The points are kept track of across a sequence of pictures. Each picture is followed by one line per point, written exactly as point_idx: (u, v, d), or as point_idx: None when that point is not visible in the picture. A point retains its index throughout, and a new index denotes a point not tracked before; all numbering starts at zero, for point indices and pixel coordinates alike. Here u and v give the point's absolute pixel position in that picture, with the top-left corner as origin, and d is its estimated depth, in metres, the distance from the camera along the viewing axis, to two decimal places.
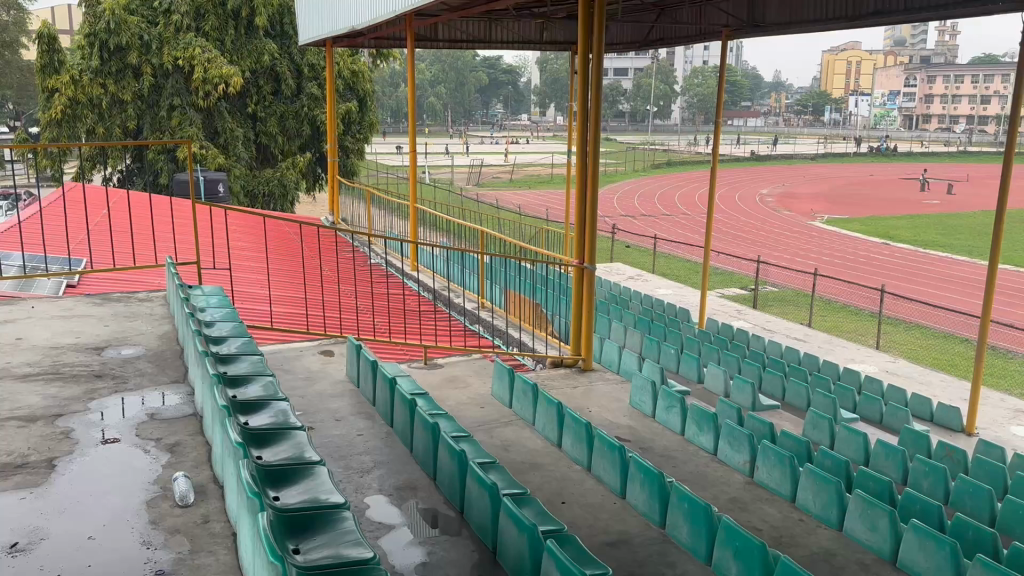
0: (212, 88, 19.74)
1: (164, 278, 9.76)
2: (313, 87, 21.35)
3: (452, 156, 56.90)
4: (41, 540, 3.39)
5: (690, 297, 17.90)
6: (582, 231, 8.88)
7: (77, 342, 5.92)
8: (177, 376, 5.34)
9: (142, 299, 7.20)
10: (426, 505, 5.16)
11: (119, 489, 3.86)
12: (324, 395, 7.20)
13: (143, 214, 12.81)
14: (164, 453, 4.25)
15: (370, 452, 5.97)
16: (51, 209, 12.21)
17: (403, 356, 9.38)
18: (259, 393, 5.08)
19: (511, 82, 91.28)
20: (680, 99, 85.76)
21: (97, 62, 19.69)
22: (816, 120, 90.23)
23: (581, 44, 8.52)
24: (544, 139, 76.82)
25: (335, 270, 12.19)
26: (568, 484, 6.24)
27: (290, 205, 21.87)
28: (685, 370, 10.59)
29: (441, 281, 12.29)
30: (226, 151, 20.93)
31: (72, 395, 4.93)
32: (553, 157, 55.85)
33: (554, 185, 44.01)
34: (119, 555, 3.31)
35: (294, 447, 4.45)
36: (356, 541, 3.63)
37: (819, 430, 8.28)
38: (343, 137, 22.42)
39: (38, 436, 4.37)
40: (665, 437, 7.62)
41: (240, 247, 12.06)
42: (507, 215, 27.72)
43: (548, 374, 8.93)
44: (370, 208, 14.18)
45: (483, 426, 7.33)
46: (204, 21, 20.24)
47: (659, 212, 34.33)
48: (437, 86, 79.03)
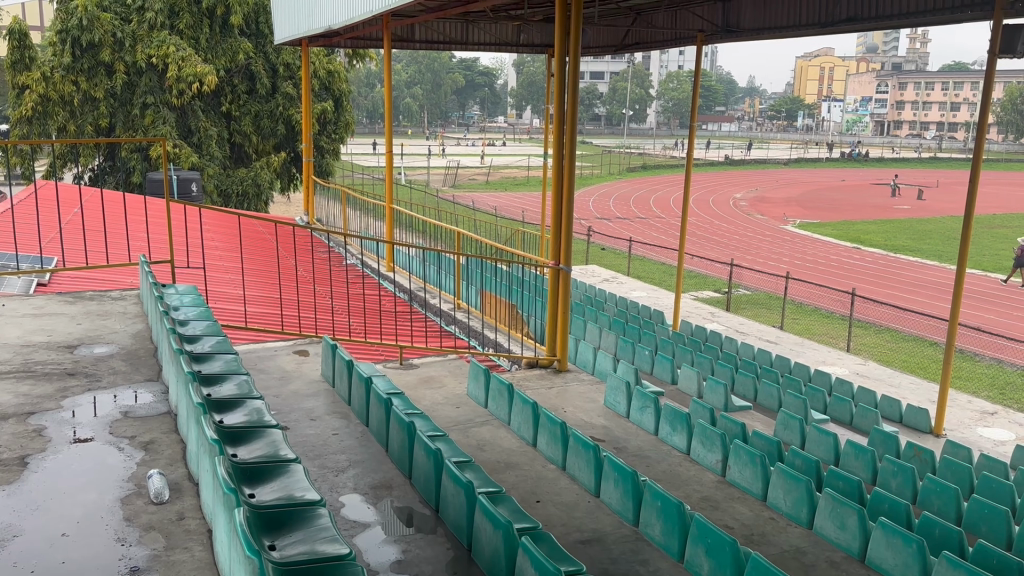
0: (186, 87, 19.56)
1: (136, 278, 9.67)
2: (288, 86, 21.28)
3: (428, 158, 56.91)
4: (14, 536, 3.38)
5: (664, 299, 18.07)
6: (558, 232, 8.90)
7: (49, 340, 5.87)
8: (151, 375, 5.31)
9: (115, 298, 7.14)
10: (402, 504, 5.19)
11: (93, 486, 3.84)
12: (299, 395, 7.18)
13: (117, 214, 12.69)
14: (139, 451, 4.24)
15: (345, 451, 5.98)
16: (22, 206, 12.06)
17: (379, 356, 9.36)
18: (233, 391, 5.07)
19: (487, 84, 91.56)
20: (656, 103, 86.35)
21: (69, 59, 19.45)
22: (788, 125, 91.35)
23: (557, 47, 8.56)
24: (520, 141, 76.99)
25: (310, 269, 12.15)
26: (543, 483, 6.28)
27: (264, 205, 21.76)
28: (659, 372, 10.68)
29: (418, 283, 12.33)
30: (200, 151, 20.74)
31: (44, 394, 4.89)
32: (529, 159, 56.04)
33: (529, 187, 44.23)
34: (92, 552, 3.30)
35: (269, 444, 4.46)
36: (332, 537, 3.64)
37: (790, 431, 8.41)
38: (319, 137, 22.33)
39: (9, 434, 4.34)
40: (639, 437, 7.69)
41: (214, 247, 11.96)
42: (484, 217, 27.76)
43: (524, 374, 8.96)
44: (345, 208, 14.18)
45: (458, 425, 7.35)
46: (179, 19, 20.12)
47: (635, 216, 34.55)
48: (414, 87, 79.07)
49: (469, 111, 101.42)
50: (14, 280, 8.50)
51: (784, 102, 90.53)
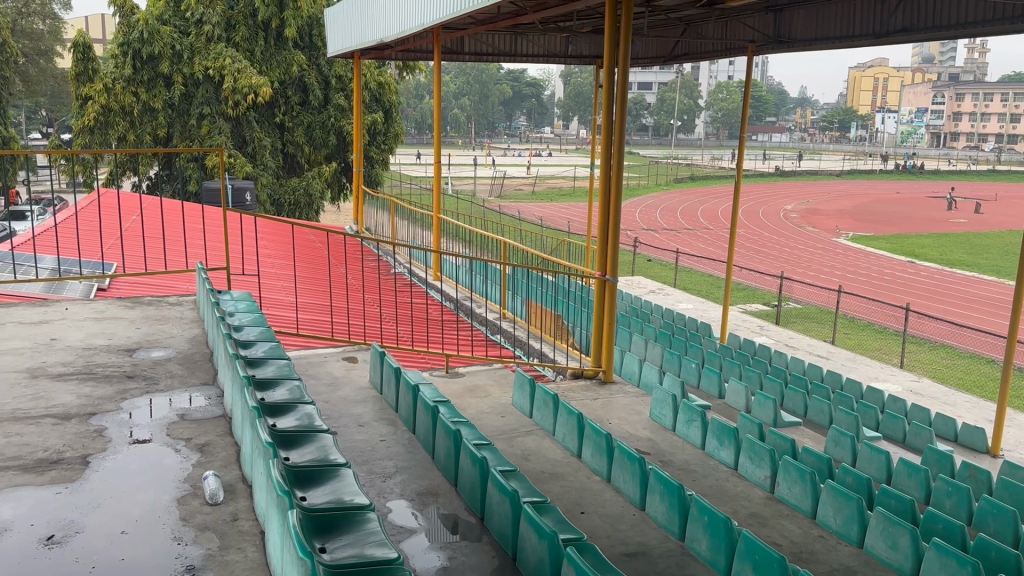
0: (241, 98, 20.00)
1: (192, 284, 9.90)
2: (340, 98, 21.71)
3: (475, 168, 57.23)
4: (76, 533, 3.50)
5: (712, 312, 17.94)
6: (605, 244, 8.88)
7: (110, 343, 6.06)
8: (207, 378, 5.45)
9: (173, 303, 7.33)
10: (447, 511, 5.24)
11: (151, 486, 3.96)
12: (348, 401, 7.28)
13: (174, 222, 13.03)
14: (195, 452, 4.35)
15: (392, 457, 6.06)
16: (85, 213, 12.45)
17: (425, 364, 9.46)
18: (285, 396, 5.18)
19: (534, 94, 92.18)
20: (705, 114, 85.69)
21: (130, 70, 20.04)
22: (840, 136, 89.84)
23: (606, 58, 8.55)
24: (567, 152, 76.96)
25: (359, 278, 12.33)
26: (587, 494, 6.27)
27: (315, 214, 22.12)
28: (706, 386, 10.58)
29: (464, 292, 12.48)
30: (254, 160, 21.19)
31: (105, 395, 5.05)
32: (576, 170, 56.13)
33: (576, 198, 44.24)
34: (150, 550, 3.40)
35: (320, 448, 4.54)
36: (380, 541, 3.67)
37: (841, 447, 8.28)
38: (368, 148, 22.69)
39: (72, 434, 4.49)
40: (685, 451, 7.64)
41: (267, 255, 12.21)
42: (530, 227, 27.84)
43: (568, 385, 8.94)
44: (394, 217, 14.45)
45: (503, 434, 7.39)
46: (235, 32, 20.62)
47: (682, 227, 34.31)
48: (461, 98, 79.98)
49: (517, 122, 101.91)
50: (75, 285, 8.77)
51: (837, 112, 89.21)
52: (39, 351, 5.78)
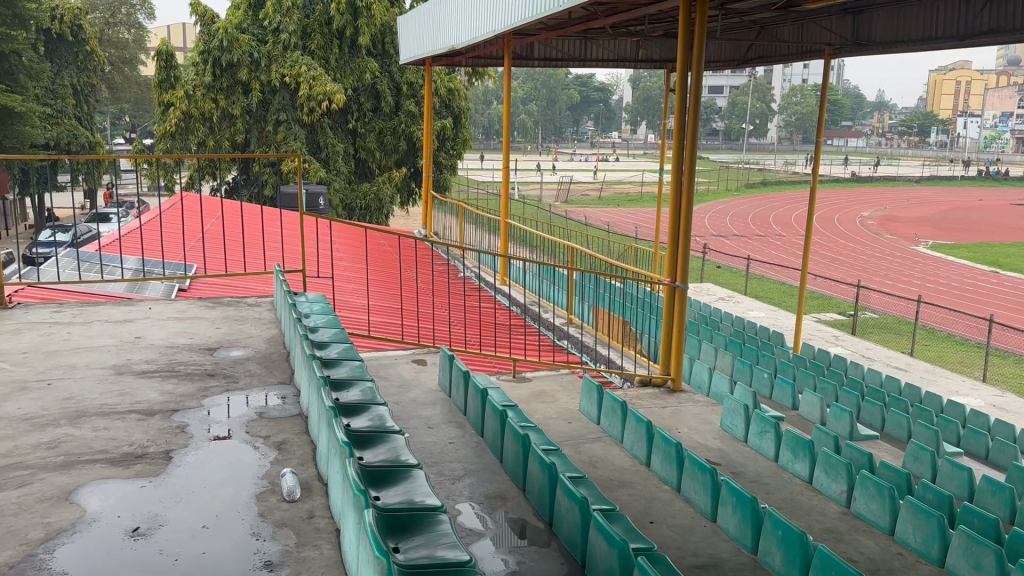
0: (316, 105, 20.44)
1: (267, 286, 10.14)
2: (410, 104, 22.08)
3: (542, 173, 57.35)
4: (160, 526, 3.61)
5: (784, 321, 17.58)
6: (675, 250, 8.76)
7: (191, 342, 6.26)
8: (284, 378, 5.58)
9: (252, 304, 7.53)
10: (516, 515, 5.24)
11: (231, 481, 4.07)
12: (417, 403, 7.37)
13: (252, 226, 13.42)
14: (272, 450, 4.46)
15: (461, 460, 6.10)
16: (169, 216, 12.92)
17: (492, 368, 9.47)
18: (358, 396, 5.27)
19: (602, 99, 91.98)
20: (777, 119, 84.04)
21: (210, 78, 20.70)
22: (919, 141, 87.05)
23: (679, 63, 8.48)
24: (634, 157, 76.46)
25: (429, 282, 12.45)
26: (657, 504, 6.21)
27: (385, 219, 22.46)
28: (779, 397, 10.36)
29: (532, 297, 12.51)
30: (327, 166, 21.64)
31: (187, 392, 5.22)
32: (644, 175, 55.71)
33: (644, 204, 43.91)
34: (231, 545, 3.49)
35: (391, 449, 4.59)
36: (452, 543, 3.66)
37: (920, 463, 8.02)
38: (437, 153, 22.96)
39: (156, 429, 4.65)
40: (757, 463, 7.48)
41: (340, 259, 12.44)
42: (597, 233, 27.73)
43: (636, 392, 8.84)
44: (462, 222, 14.61)
45: (571, 441, 7.36)
46: (310, 40, 21.12)
47: (754, 234, 33.71)
48: (529, 104, 80.34)
49: (585, 127, 101.72)
50: (157, 285, 9.06)
51: (916, 117, 86.47)
52: (124, 349, 6.00)
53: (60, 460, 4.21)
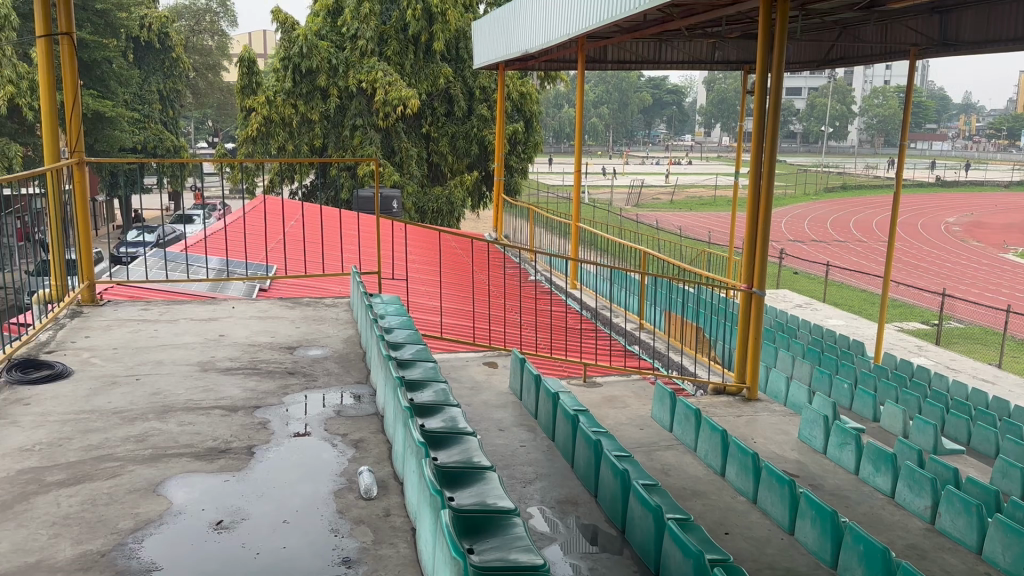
0: (391, 109, 20.74)
1: (342, 287, 10.36)
2: (483, 108, 22.30)
3: (612, 177, 57.06)
4: (242, 519, 3.71)
5: (864, 329, 17.07)
6: (751, 255, 8.59)
7: (272, 340, 6.42)
8: (360, 378, 5.68)
9: (329, 304, 7.70)
10: (588, 521, 5.22)
11: (310, 478, 4.15)
12: (489, 405, 7.41)
13: (329, 228, 13.76)
14: (350, 448, 4.54)
15: (533, 463, 6.10)
16: (251, 218, 13.37)
17: (563, 372, 9.45)
18: (431, 397, 5.33)
19: (675, 102, 90.95)
20: (858, 121, 81.71)
21: (290, 84, 21.25)
22: (1009, 144, 83.46)
23: (759, 64, 8.36)
24: (708, 160, 75.36)
25: (500, 284, 12.50)
26: (731, 515, 6.10)
27: (457, 222, 22.70)
28: (859, 407, 10.06)
29: (603, 302, 12.45)
30: (401, 169, 21.98)
31: (268, 389, 5.36)
32: (717, 179, 54.89)
33: (717, 208, 43.21)
34: (310, 540, 3.56)
35: (464, 451, 4.61)
36: (526, 546, 3.61)
37: (1008, 479, 7.67)
38: (509, 157, 23.04)
39: (239, 425, 4.78)
40: (837, 476, 7.28)
41: (413, 261, 12.63)
42: (669, 237, 27.43)
43: (710, 400, 8.71)
44: (533, 225, 14.66)
45: (642, 448, 7.30)
46: (386, 46, 21.48)
47: (831, 239, 32.85)
48: (600, 107, 79.98)
49: (657, 129, 100.81)
50: (239, 284, 9.34)
51: (1006, 120, 82.95)
52: (209, 346, 6.19)
53: (148, 453, 4.36)
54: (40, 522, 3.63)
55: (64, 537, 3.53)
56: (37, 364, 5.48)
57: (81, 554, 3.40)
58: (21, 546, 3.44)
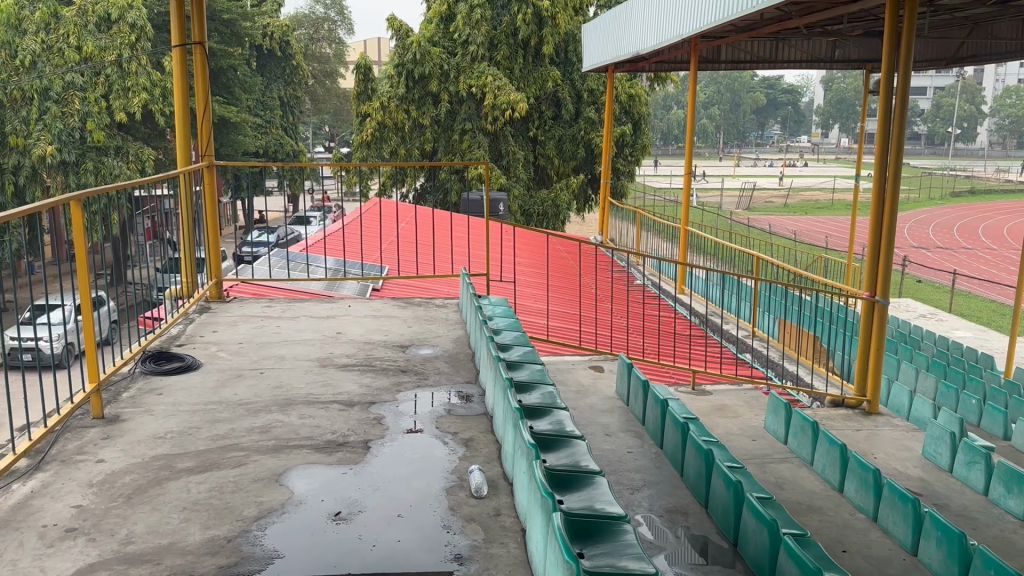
0: (500, 113, 20.97)
1: (450, 289, 10.55)
2: (591, 111, 22.26)
3: (723, 181, 55.77)
4: (359, 512, 3.82)
5: (994, 342, 16.11)
6: (874, 262, 8.23)
7: (385, 339, 6.59)
8: (470, 377, 5.76)
9: (439, 305, 7.83)
10: (698, 532, 5.12)
11: (422, 474, 4.23)
12: (595, 409, 7.37)
13: (440, 231, 14.09)
14: (460, 446, 4.61)
15: (641, 470, 6.03)
16: (365, 222, 13.83)
17: (672, 378, 9.33)
18: (539, 399, 5.34)
19: (790, 102, 88.19)
20: (989, 121, 77.18)
21: (403, 90, 21.79)
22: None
23: (885, 63, 7.99)
24: (823, 163, 72.73)
25: (607, 288, 12.44)
26: (850, 532, 5.86)
27: (562, 225, 22.65)
28: (989, 425, 9.50)
29: (713, 308, 12.20)
30: (508, 173, 22.18)
31: (383, 386, 5.50)
32: (835, 182, 52.94)
33: (834, 212, 41.65)
34: (423, 535, 3.63)
35: (572, 454, 4.58)
36: (637, 554, 3.54)
37: None
38: (616, 160, 22.88)
39: (356, 419, 4.93)
40: (964, 496, 6.89)
41: (520, 264, 12.75)
42: (783, 243, 26.64)
43: (827, 413, 8.40)
44: (640, 230, 14.54)
45: (754, 460, 7.12)
46: (497, 51, 21.69)
47: (958, 246, 31.12)
48: (711, 108, 78.45)
49: (770, 131, 98.07)
50: (353, 284, 9.66)
51: None
52: (327, 343, 6.41)
53: (272, 444, 4.55)
54: (172, 506, 3.84)
55: (194, 521, 3.71)
56: (169, 357, 5.79)
57: (210, 538, 3.57)
58: (155, 528, 3.65)
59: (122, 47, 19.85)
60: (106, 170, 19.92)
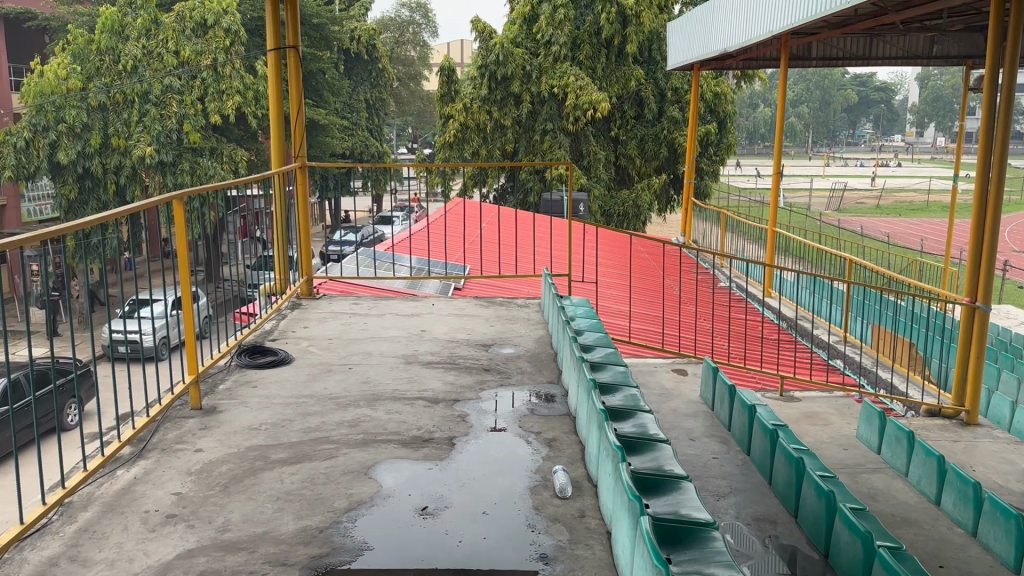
0: (582, 113, 20.90)
1: (531, 289, 10.59)
2: (674, 110, 21.86)
3: (811, 181, 54.27)
4: (446, 507, 3.86)
5: None
6: (974, 266, 7.87)
7: (469, 337, 6.64)
8: (553, 377, 5.75)
9: (521, 305, 7.85)
10: (787, 542, 4.99)
11: (507, 473, 4.25)
12: (679, 413, 7.27)
13: (522, 232, 14.17)
14: (544, 446, 4.60)
15: (727, 477, 5.91)
16: (449, 222, 14.02)
17: (758, 384, 9.13)
18: (622, 401, 5.29)
19: (883, 100, 85.20)
20: None
21: (486, 91, 21.96)
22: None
23: (989, 58, 7.61)
24: (917, 163, 69.94)
25: (691, 291, 12.28)
26: (947, 547, 5.60)
27: (643, 225, 22.43)
28: None
29: (801, 312, 11.90)
30: (589, 173, 22.07)
31: (467, 384, 5.55)
32: (930, 182, 50.83)
33: (930, 214, 40.03)
34: (508, 533, 3.64)
35: (656, 458, 4.51)
36: (726, 562, 3.45)
37: None
38: (699, 159, 22.51)
39: (441, 416, 4.99)
40: None
41: (602, 265, 12.71)
42: (875, 245, 25.73)
43: (922, 422, 8.07)
44: (724, 231, 14.29)
45: (845, 469, 6.90)
46: (579, 51, 21.65)
47: None
48: (799, 107, 76.48)
49: (861, 129, 94.97)
50: (436, 284, 9.79)
51: None
52: (412, 340, 6.50)
53: (361, 438, 4.64)
54: (266, 496, 3.95)
55: (288, 511, 3.82)
56: (263, 351, 5.98)
57: (302, 528, 3.66)
58: (250, 517, 3.76)
59: (218, 51, 20.54)
60: (202, 170, 20.71)
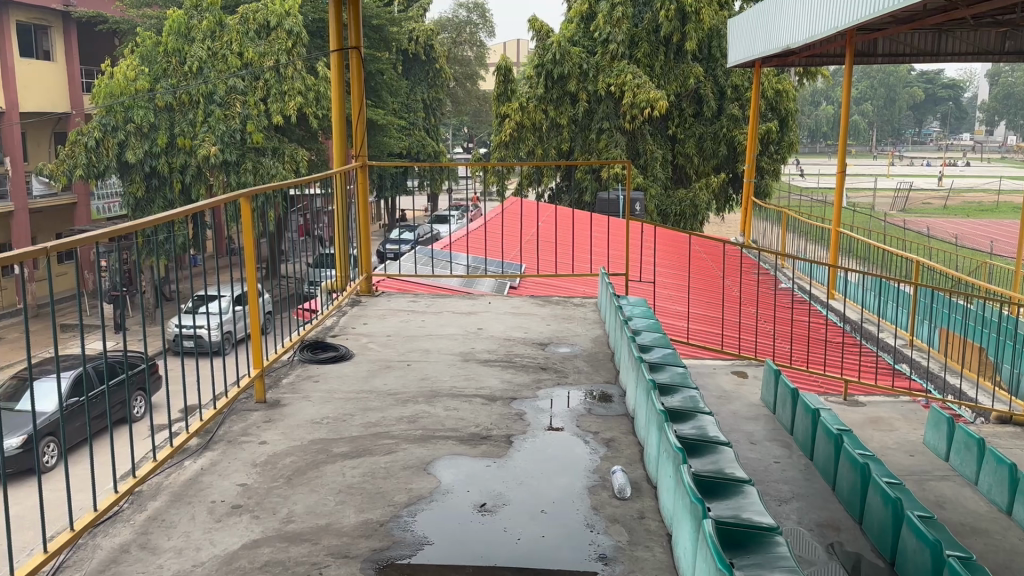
0: (638, 112, 20.75)
1: (586, 288, 10.54)
2: (734, 108, 21.57)
3: (875, 181, 52.95)
4: (504, 505, 3.87)
5: None
6: None
7: (526, 336, 6.64)
8: (610, 377, 5.72)
9: (578, 304, 7.83)
10: (851, 549, 4.88)
11: (564, 472, 4.23)
12: (738, 416, 7.16)
13: (579, 232, 14.15)
14: (602, 446, 4.58)
15: (788, 481, 5.81)
16: (506, 221, 14.06)
17: (820, 387, 8.96)
18: (681, 403, 5.23)
19: (951, 97, 82.69)
20: None
21: (543, 90, 21.94)
22: None
23: None
24: (988, 162, 67.72)
25: (750, 292, 12.11)
26: (1019, 558, 5.41)
27: (700, 225, 22.20)
28: None
29: (865, 315, 11.64)
30: (645, 172, 21.88)
31: (524, 382, 5.55)
32: (1001, 182, 49.15)
33: (1001, 215, 38.72)
34: (567, 532, 3.64)
35: (717, 461, 4.45)
36: (790, 567, 3.39)
37: None
38: (760, 157, 22.17)
39: (499, 414, 5.00)
40: None
41: (660, 265, 12.61)
42: (942, 246, 25.03)
43: (992, 430, 7.82)
44: (785, 231, 14.05)
45: (911, 476, 6.71)
46: (637, 49, 21.51)
47: None
48: (863, 105, 74.66)
49: (927, 127, 92.35)
50: (492, 283, 9.82)
51: None
52: (469, 338, 6.53)
53: (420, 433, 4.68)
54: (328, 489, 4.01)
55: (349, 504, 3.87)
56: (324, 346, 6.08)
57: (363, 521, 3.71)
58: (313, 508, 3.82)
59: (280, 52, 20.90)
60: (263, 170, 21.17)
